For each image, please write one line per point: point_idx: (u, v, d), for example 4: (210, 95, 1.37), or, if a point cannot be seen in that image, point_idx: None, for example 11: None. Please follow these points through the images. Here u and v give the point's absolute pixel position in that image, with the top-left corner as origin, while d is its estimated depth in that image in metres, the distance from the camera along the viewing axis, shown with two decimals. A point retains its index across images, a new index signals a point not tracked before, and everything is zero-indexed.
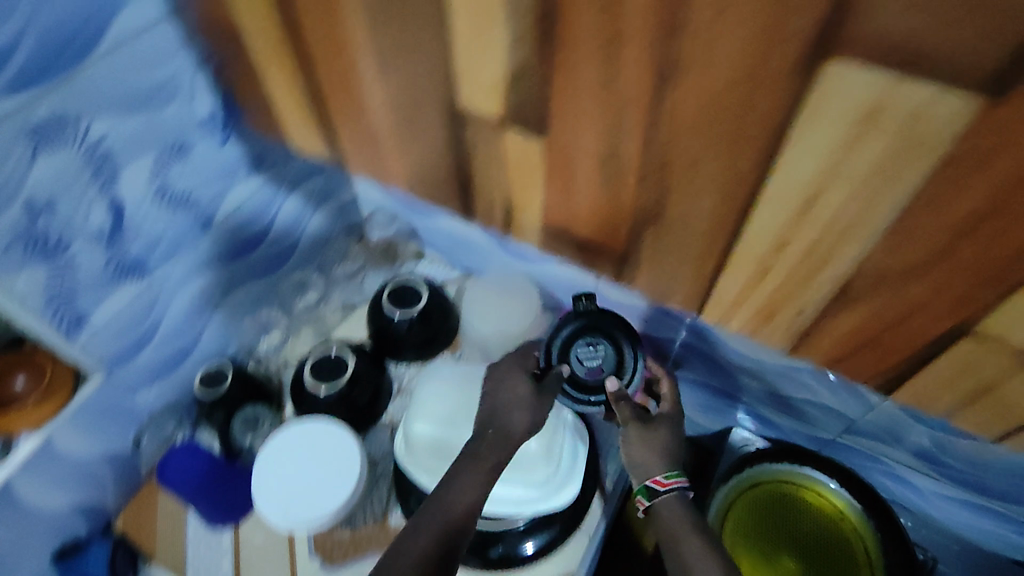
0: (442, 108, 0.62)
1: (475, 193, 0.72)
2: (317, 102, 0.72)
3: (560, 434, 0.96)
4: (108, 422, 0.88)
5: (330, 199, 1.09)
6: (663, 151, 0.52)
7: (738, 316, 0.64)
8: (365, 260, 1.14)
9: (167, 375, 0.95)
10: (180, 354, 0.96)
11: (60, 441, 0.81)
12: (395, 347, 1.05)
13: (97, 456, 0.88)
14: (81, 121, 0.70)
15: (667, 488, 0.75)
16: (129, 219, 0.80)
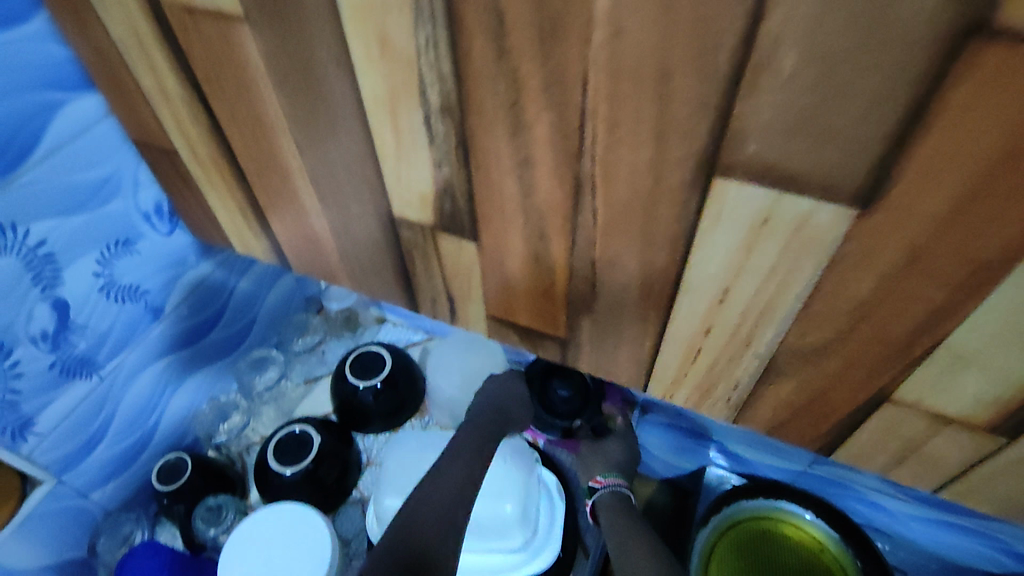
0: (372, 203, 0.61)
1: (415, 286, 0.69)
2: (251, 203, 0.70)
3: (534, 496, 0.93)
4: (60, 527, 0.85)
5: (282, 276, 1.10)
6: (589, 238, 0.52)
7: (679, 391, 0.62)
8: (325, 331, 1.20)
9: (122, 471, 0.93)
10: (136, 448, 0.94)
11: (7, 555, 0.77)
12: (361, 419, 1.04)
13: (49, 566, 0.84)
14: (18, 227, 0.68)
15: (604, 486, 0.93)
16: (76, 318, 0.78)
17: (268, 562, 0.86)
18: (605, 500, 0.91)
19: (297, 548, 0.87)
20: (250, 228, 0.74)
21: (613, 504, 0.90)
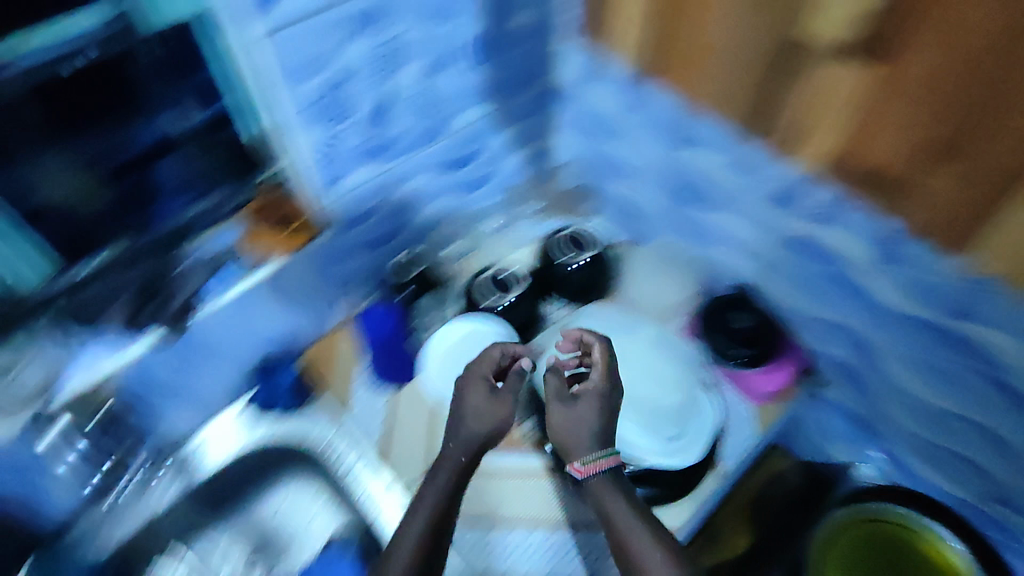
0: (785, 26, 0.68)
1: (774, 111, 0.75)
2: (676, 9, 0.79)
3: (700, 404, 0.94)
4: (330, 269, 1.00)
5: (533, 142, 1.17)
6: (998, 53, 0.54)
7: (991, 262, 0.65)
8: (547, 205, 1.28)
9: (375, 248, 1.06)
10: (385, 235, 1.06)
11: (297, 271, 0.93)
12: (557, 285, 1.12)
13: (311, 293, 1.00)
14: (389, 22, 0.78)
15: (586, 473, 0.78)
16: (391, 109, 0.88)
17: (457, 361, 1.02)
18: (595, 486, 0.78)
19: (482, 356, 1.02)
20: (641, 17, 0.84)
21: (601, 491, 0.77)
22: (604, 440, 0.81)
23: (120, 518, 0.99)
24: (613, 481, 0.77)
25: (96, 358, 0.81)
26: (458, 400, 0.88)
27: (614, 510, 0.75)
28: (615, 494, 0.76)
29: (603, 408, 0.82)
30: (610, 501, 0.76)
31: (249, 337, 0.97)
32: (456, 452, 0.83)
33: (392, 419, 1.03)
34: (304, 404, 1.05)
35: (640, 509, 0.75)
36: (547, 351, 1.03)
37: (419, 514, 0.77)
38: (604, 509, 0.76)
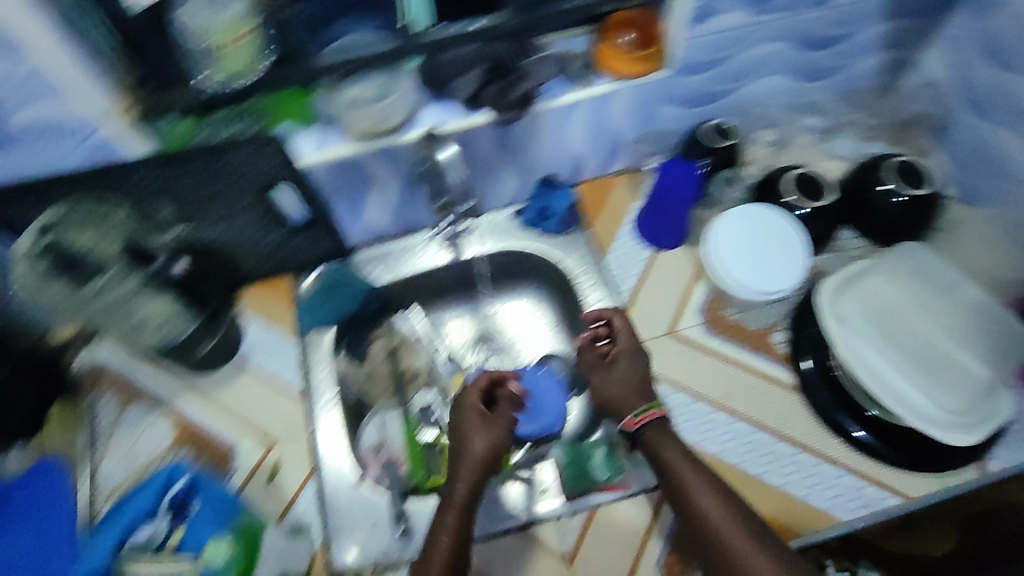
0: None
1: None
2: None
3: (999, 398, 0.81)
4: (644, 112, 0.94)
5: (900, 48, 0.96)
6: None
7: None
8: (875, 125, 1.06)
9: (691, 107, 0.96)
10: (707, 99, 0.95)
11: (620, 101, 0.90)
12: (867, 213, 0.94)
13: (619, 127, 0.95)
14: None
15: (638, 425, 0.79)
16: None
17: (755, 245, 0.87)
18: (650, 437, 0.79)
19: (786, 252, 0.86)
20: None
21: (658, 442, 0.78)
22: (642, 390, 0.83)
23: (387, 264, 1.04)
24: (662, 430, 0.79)
25: (445, 116, 0.85)
26: (473, 413, 0.82)
27: (672, 461, 0.76)
28: (672, 448, 0.77)
29: (638, 363, 0.85)
30: (666, 448, 0.77)
31: (543, 153, 0.96)
32: (472, 414, 0.82)
33: (644, 280, 0.97)
34: (566, 233, 1.02)
35: (690, 456, 0.76)
36: (847, 267, 0.91)
37: (448, 521, 0.73)
38: (667, 468, 0.76)
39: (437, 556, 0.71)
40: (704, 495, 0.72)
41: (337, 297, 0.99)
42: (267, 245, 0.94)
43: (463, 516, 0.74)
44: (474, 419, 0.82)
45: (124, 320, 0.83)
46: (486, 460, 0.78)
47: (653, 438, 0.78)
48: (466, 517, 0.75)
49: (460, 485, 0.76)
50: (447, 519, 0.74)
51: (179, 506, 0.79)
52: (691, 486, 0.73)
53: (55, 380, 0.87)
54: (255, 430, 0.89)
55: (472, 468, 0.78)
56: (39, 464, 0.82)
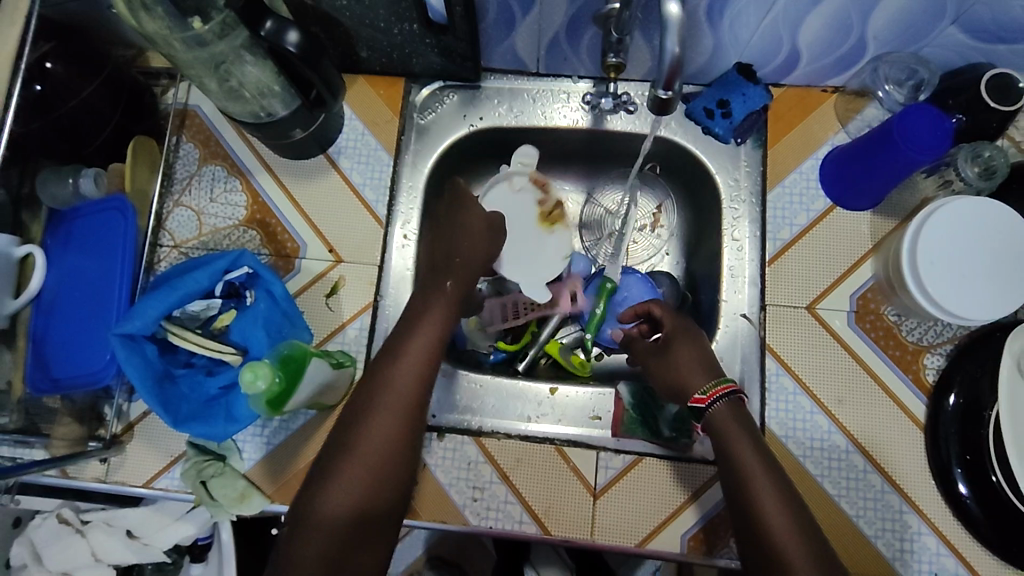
0: None
1: None
2: None
3: None
4: (911, 24, 0.68)
5: None
6: None
7: None
8: None
9: (977, 40, 0.69)
10: (1007, 37, 0.68)
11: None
12: None
13: (869, 33, 0.70)
14: None
15: (709, 402, 0.66)
16: None
17: (982, 255, 0.67)
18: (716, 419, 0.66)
19: (1014, 271, 0.67)
20: None
21: (726, 425, 0.65)
22: (710, 371, 0.70)
23: (515, 104, 0.86)
24: (736, 412, 0.66)
25: None
26: (440, 297, 0.71)
27: (738, 449, 0.63)
28: (740, 435, 0.64)
29: (699, 348, 0.72)
30: (736, 435, 0.64)
31: (754, 37, 0.73)
32: (444, 281, 0.73)
33: (803, 234, 0.79)
34: (734, 144, 0.82)
35: (762, 451, 0.63)
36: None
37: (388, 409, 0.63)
38: (733, 464, 0.62)
39: (393, 405, 0.63)
40: (765, 498, 0.59)
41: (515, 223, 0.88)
42: (389, 37, 0.78)
43: (407, 389, 0.64)
44: (442, 302, 0.71)
45: (217, 83, 0.69)
46: (436, 337, 0.68)
47: (724, 421, 0.65)
48: (425, 375, 0.66)
49: (408, 358, 0.66)
50: (402, 375, 0.65)
51: (234, 290, 0.75)
52: (755, 484, 0.60)
53: (145, 110, 0.82)
54: (325, 238, 0.82)
55: (427, 339, 0.68)
56: (113, 199, 0.76)
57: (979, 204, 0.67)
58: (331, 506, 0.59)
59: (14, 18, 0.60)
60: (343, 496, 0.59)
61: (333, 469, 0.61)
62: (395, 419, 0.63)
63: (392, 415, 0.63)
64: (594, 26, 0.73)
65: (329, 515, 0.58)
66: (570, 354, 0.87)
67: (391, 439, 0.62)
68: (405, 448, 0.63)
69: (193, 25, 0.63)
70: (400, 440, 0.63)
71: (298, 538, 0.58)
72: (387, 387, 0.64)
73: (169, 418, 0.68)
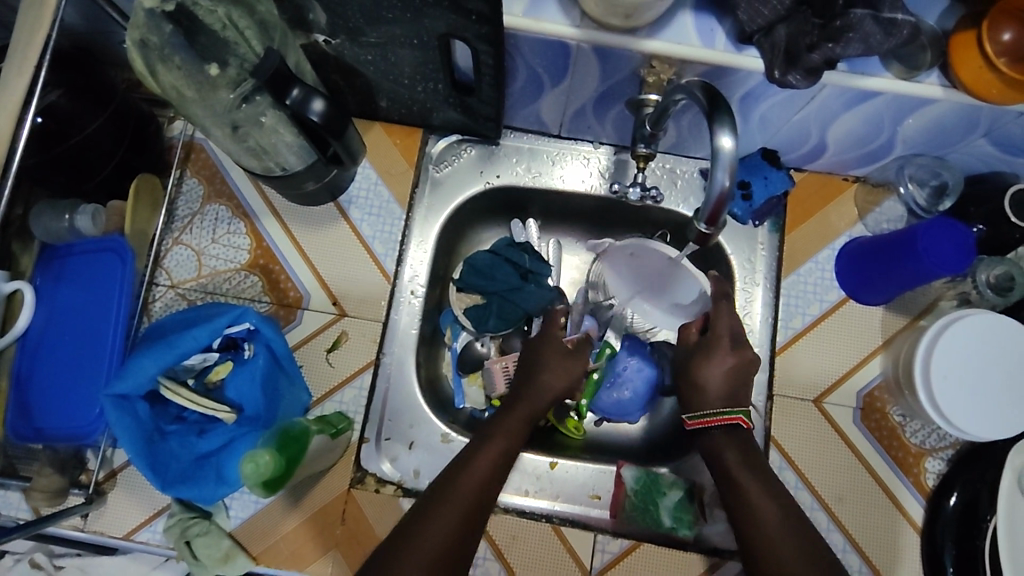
0: None
1: None
2: None
3: None
4: (939, 134, 0.68)
5: None
6: None
7: None
8: None
9: (1001, 153, 0.70)
10: None
11: (929, 110, 0.63)
12: None
13: (895, 137, 0.70)
14: None
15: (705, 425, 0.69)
16: None
17: (992, 373, 0.68)
18: (714, 445, 0.68)
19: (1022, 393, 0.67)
20: None
21: (728, 458, 0.66)
22: (728, 397, 0.69)
23: (533, 164, 0.84)
24: (733, 441, 0.67)
25: (707, 41, 0.61)
26: (522, 409, 0.72)
27: (744, 484, 0.64)
28: (741, 467, 0.64)
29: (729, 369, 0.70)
30: (764, 508, 0.62)
31: (782, 128, 0.72)
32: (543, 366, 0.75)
33: (813, 326, 0.79)
34: (752, 225, 0.81)
35: (768, 485, 0.63)
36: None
37: (474, 473, 0.64)
38: (756, 541, 0.60)
39: (460, 497, 0.61)
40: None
41: (528, 289, 0.83)
42: (412, 93, 0.76)
43: (492, 459, 0.65)
44: (518, 410, 0.71)
45: (234, 136, 0.66)
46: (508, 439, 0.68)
47: (745, 487, 0.63)
48: (508, 449, 0.67)
49: (480, 457, 0.65)
50: (475, 471, 0.64)
51: (232, 342, 0.73)
52: (765, 522, 0.61)
53: (150, 142, 0.78)
54: (330, 290, 0.80)
55: (500, 443, 0.67)
56: (110, 239, 0.72)
57: (993, 322, 0.68)
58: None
59: (22, 67, 0.57)
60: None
61: (413, 523, 0.59)
62: (461, 514, 0.60)
63: (460, 508, 0.61)
64: (623, 104, 0.72)
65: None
66: (566, 416, 0.83)
67: (454, 532, 0.59)
68: (464, 544, 0.59)
69: (210, 71, 0.61)
70: (483, 507, 0.62)
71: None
72: (458, 484, 0.62)
73: (157, 480, 0.66)
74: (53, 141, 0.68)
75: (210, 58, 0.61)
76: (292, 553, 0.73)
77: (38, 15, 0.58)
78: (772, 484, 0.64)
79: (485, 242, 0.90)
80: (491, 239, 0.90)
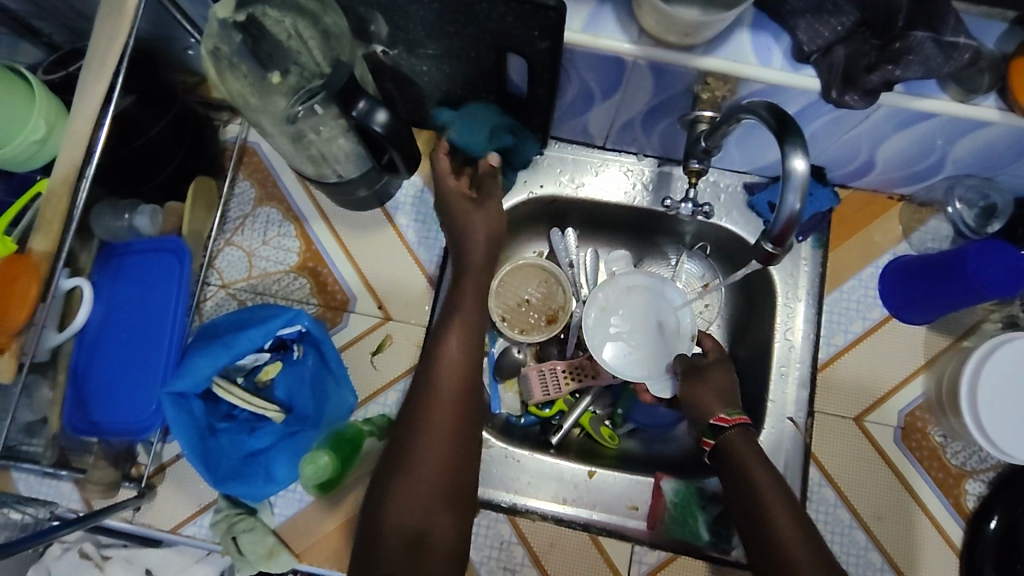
0: None
1: None
2: None
3: None
4: (991, 155, 0.68)
5: None
6: None
7: None
8: None
9: None
10: None
11: (985, 133, 0.63)
12: None
13: (946, 158, 0.70)
14: None
15: (730, 424, 0.68)
16: None
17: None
18: (731, 443, 0.68)
19: None
20: None
21: (744, 455, 0.66)
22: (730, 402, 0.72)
23: (576, 173, 0.85)
24: (751, 441, 0.67)
25: (764, 59, 0.61)
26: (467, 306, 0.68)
27: (757, 477, 0.64)
28: (756, 465, 0.65)
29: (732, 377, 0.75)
30: (773, 501, 0.62)
31: (830, 146, 0.72)
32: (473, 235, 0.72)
33: (855, 343, 0.79)
34: (796, 240, 0.79)
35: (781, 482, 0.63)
36: None
37: (447, 369, 0.63)
38: (769, 532, 0.60)
39: (438, 408, 0.61)
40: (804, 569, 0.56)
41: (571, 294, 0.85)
42: (464, 102, 0.77)
43: (460, 356, 0.64)
44: (469, 300, 0.69)
45: (293, 143, 0.68)
46: (467, 331, 0.66)
47: (761, 489, 0.63)
48: (470, 342, 0.66)
49: (446, 357, 0.64)
50: (446, 372, 0.63)
51: (282, 343, 0.75)
52: (771, 509, 0.61)
53: (206, 145, 0.81)
54: (376, 294, 0.81)
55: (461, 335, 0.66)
56: (168, 240, 0.74)
57: None
58: (404, 510, 0.56)
59: (101, 75, 0.59)
60: (416, 497, 0.56)
61: (404, 442, 0.60)
62: (451, 413, 0.61)
63: (447, 412, 0.61)
64: (672, 118, 0.73)
65: (405, 519, 0.55)
66: (601, 425, 0.85)
67: (450, 435, 0.60)
68: (470, 422, 0.62)
69: (272, 78, 0.63)
70: (466, 399, 0.62)
71: (375, 546, 0.55)
72: (437, 376, 0.63)
73: (209, 477, 0.67)
74: (118, 143, 0.70)
75: (273, 66, 0.63)
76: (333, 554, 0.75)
77: (115, 24, 0.60)
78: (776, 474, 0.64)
79: (527, 250, 0.92)
80: (533, 247, 0.91)
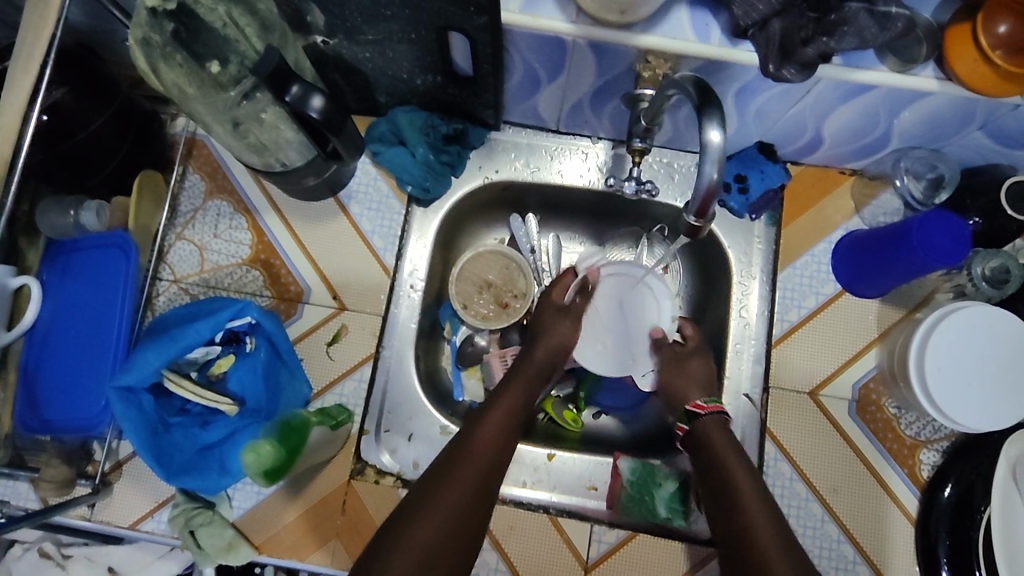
0: None
1: None
2: None
3: None
4: (934, 126, 0.68)
5: None
6: None
7: None
8: None
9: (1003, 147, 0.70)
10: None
11: (927, 103, 0.63)
12: None
13: (892, 130, 0.70)
14: None
15: (704, 411, 0.71)
16: None
17: (983, 367, 0.68)
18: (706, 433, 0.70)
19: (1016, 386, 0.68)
20: None
21: (714, 443, 0.68)
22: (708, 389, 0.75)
23: (531, 159, 0.85)
24: (722, 428, 0.70)
25: (702, 35, 0.61)
26: (520, 381, 0.74)
27: (729, 466, 0.65)
28: (727, 448, 0.67)
29: (707, 364, 0.77)
30: (749, 498, 0.62)
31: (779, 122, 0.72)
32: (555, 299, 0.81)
33: (810, 319, 0.79)
34: (748, 219, 0.81)
35: (753, 471, 0.65)
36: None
37: (489, 421, 0.68)
38: (740, 522, 0.60)
39: (474, 453, 0.65)
40: (775, 553, 0.57)
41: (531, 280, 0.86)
42: (411, 87, 0.76)
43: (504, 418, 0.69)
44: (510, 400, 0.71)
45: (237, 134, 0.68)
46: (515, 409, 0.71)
47: (732, 474, 0.64)
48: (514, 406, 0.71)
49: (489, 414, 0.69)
50: (485, 426, 0.68)
51: (234, 335, 0.74)
52: (741, 494, 0.62)
53: (154, 138, 0.79)
54: (331, 284, 0.81)
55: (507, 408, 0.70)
56: (114, 236, 0.74)
57: (981, 311, 0.69)
58: (421, 532, 0.57)
59: (28, 66, 0.58)
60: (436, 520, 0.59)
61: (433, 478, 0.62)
62: (469, 483, 0.62)
63: (479, 455, 0.65)
64: (619, 98, 0.72)
65: (421, 541, 0.57)
66: (564, 409, 0.85)
67: (475, 476, 0.63)
68: (495, 471, 0.65)
69: (210, 69, 0.63)
70: (500, 450, 0.66)
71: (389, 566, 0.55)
72: (477, 429, 0.67)
73: (162, 471, 0.67)
74: (58, 138, 0.69)
75: (210, 57, 0.63)
76: (292, 544, 0.75)
77: (41, 14, 0.59)
78: (756, 473, 0.65)
79: (485, 235, 0.91)
80: (492, 234, 0.91)
